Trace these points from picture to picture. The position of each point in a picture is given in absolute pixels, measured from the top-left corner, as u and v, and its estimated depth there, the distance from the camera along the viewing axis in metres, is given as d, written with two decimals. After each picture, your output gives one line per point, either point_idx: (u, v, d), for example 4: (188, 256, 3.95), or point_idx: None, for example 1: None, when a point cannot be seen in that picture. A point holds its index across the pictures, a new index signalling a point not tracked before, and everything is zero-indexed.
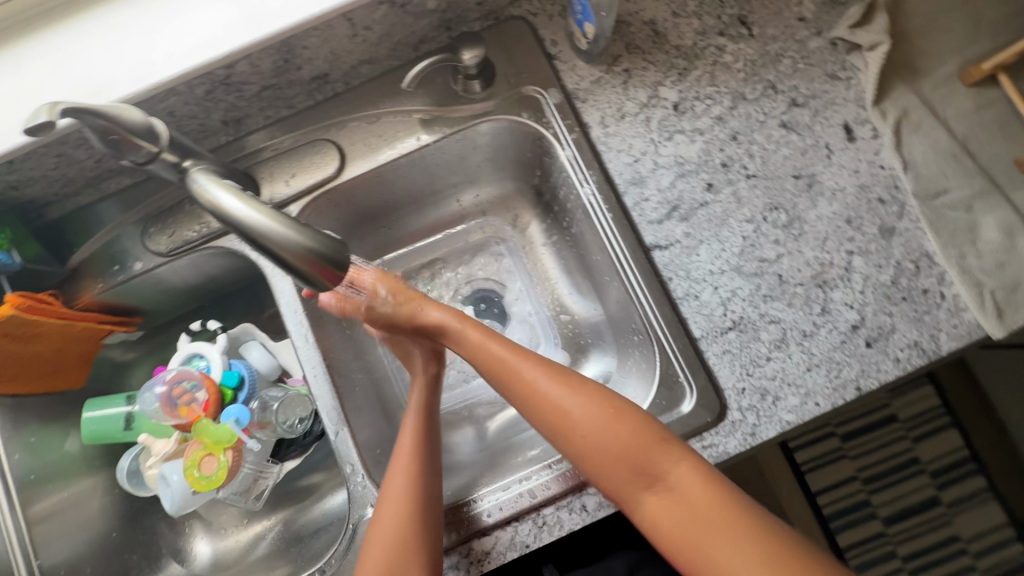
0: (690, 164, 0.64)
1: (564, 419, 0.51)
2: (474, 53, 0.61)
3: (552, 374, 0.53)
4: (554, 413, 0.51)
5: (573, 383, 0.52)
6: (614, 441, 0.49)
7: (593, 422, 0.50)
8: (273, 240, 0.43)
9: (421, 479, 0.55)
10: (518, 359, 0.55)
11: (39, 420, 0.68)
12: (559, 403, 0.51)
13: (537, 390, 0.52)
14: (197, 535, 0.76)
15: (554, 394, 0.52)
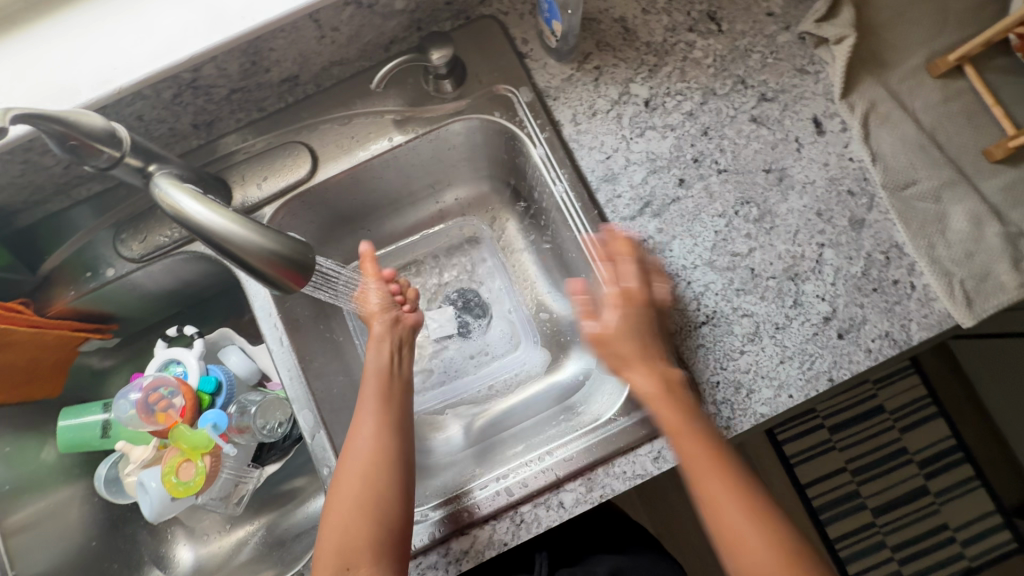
0: (662, 160, 0.64)
1: (741, 545, 0.46)
2: (442, 53, 0.61)
3: (738, 492, 0.48)
4: (732, 539, 0.47)
5: (761, 512, 0.47)
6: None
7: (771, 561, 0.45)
8: (234, 242, 0.43)
9: (392, 441, 0.55)
10: (711, 462, 0.49)
11: (14, 430, 0.68)
12: (734, 525, 0.47)
13: (720, 506, 0.48)
14: (179, 541, 0.75)
15: (737, 518, 0.47)
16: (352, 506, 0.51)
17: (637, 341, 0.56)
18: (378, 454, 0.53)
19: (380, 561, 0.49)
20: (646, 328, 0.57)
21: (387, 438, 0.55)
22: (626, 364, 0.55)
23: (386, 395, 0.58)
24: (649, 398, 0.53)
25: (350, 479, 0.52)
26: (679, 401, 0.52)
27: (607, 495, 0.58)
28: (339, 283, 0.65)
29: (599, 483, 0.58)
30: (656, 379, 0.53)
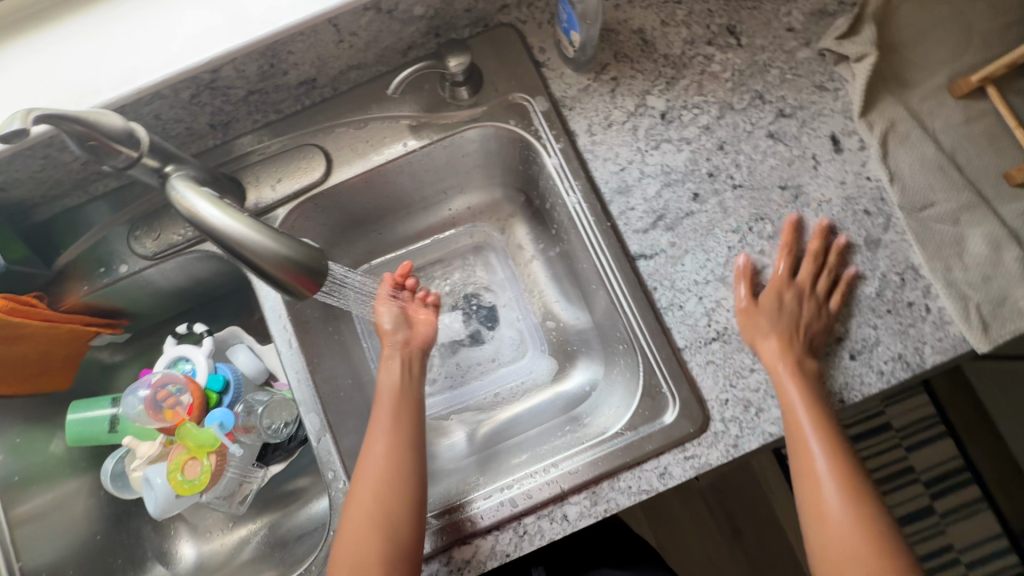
0: (677, 174, 0.64)
1: (820, 510, 0.52)
2: (459, 60, 0.61)
3: (834, 473, 0.53)
4: (818, 508, 0.53)
5: (856, 498, 0.52)
6: (861, 556, 0.50)
7: (851, 537, 0.50)
8: (250, 248, 0.43)
9: (404, 454, 0.56)
10: (817, 438, 0.53)
11: (24, 421, 0.68)
12: (823, 498, 0.53)
13: (818, 479, 0.53)
14: (182, 538, 0.76)
15: (828, 492, 0.52)
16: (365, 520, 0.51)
17: (788, 322, 0.58)
18: (389, 470, 0.54)
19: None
20: (797, 315, 0.58)
21: (399, 454, 0.55)
22: (764, 336, 0.58)
23: (398, 411, 0.59)
24: (778, 372, 0.56)
25: (363, 496, 0.53)
26: (809, 384, 0.56)
27: (611, 509, 0.58)
28: (348, 288, 0.69)
29: (604, 497, 0.58)
30: (783, 355, 0.56)
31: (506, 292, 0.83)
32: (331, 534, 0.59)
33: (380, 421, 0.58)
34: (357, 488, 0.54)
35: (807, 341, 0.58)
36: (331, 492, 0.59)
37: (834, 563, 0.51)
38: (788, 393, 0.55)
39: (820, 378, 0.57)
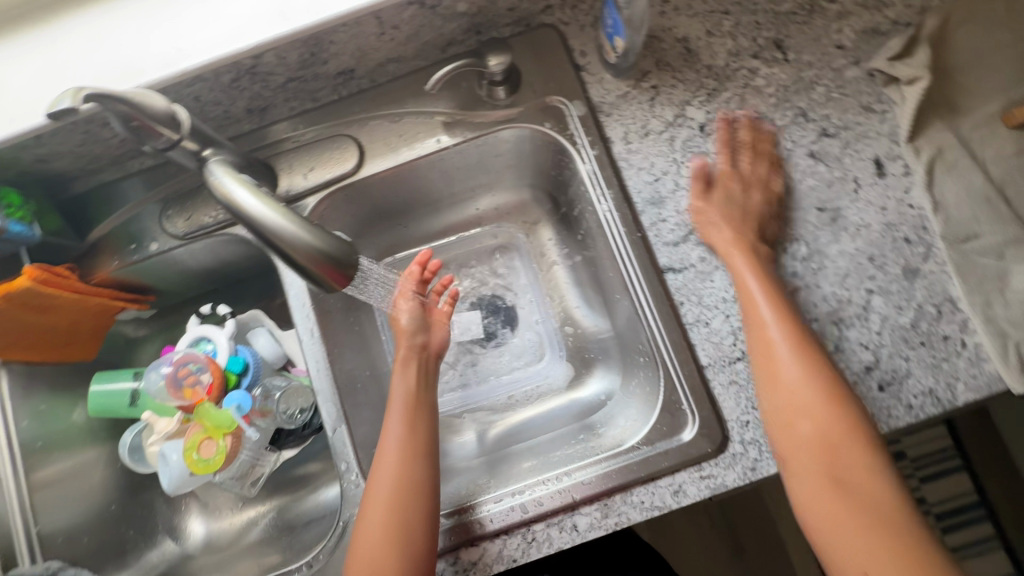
0: (712, 188, 0.63)
1: (775, 377, 0.52)
2: (500, 60, 0.61)
3: (790, 341, 0.53)
4: (775, 376, 0.52)
5: (812, 365, 0.52)
6: (820, 422, 0.49)
7: (811, 396, 0.50)
8: (284, 237, 0.43)
9: (414, 466, 0.55)
10: (771, 311, 0.54)
11: (50, 389, 0.70)
12: (779, 367, 0.52)
13: (771, 345, 0.53)
14: (193, 514, 0.77)
15: (785, 358, 0.52)
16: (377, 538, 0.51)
17: (738, 212, 0.60)
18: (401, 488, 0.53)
19: None
20: (749, 206, 0.60)
21: (408, 467, 0.54)
22: (716, 227, 0.60)
23: (410, 419, 0.58)
24: (734, 262, 0.58)
25: (375, 515, 0.52)
26: (762, 267, 0.57)
27: (622, 523, 0.57)
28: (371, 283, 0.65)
29: (616, 510, 0.57)
30: (737, 242, 0.58)
31: (527, 295, 0.83)
32: (340, 524, 0.60)
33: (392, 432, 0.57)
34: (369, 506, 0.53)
35: (757, 227, 0.60)
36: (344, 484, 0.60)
37: (789, 418, 0.51)
38: (744, 274, 0.57)
39: (771, 262, 0.59)
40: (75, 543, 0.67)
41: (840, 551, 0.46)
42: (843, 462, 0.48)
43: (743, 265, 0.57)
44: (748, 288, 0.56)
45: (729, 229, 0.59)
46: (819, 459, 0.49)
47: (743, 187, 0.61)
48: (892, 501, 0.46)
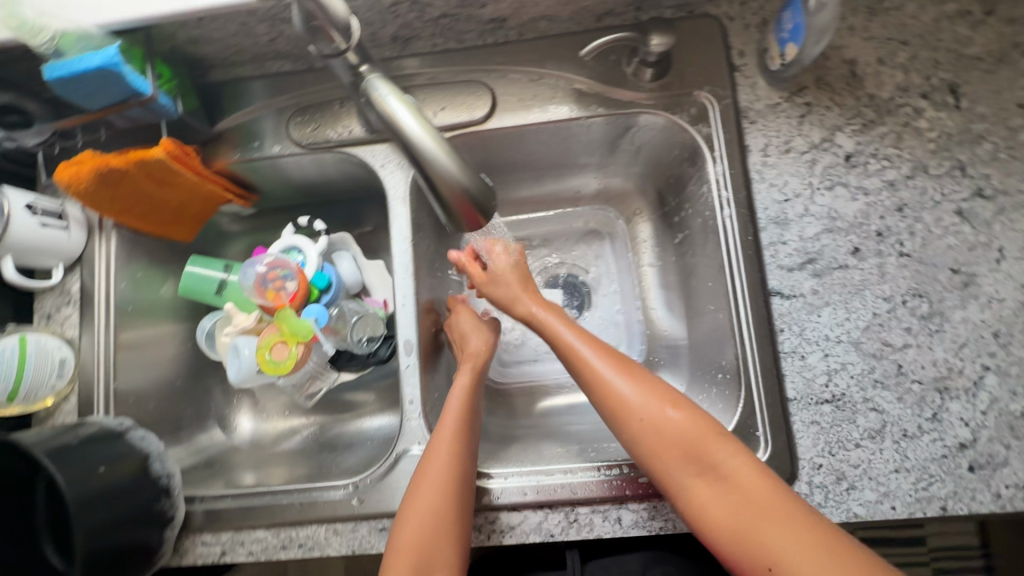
0: (843, 223, 0.60)
1: (614, 402, 0.51)
2: (663, 40, 0.58)
3: (610, 360, 0.53)
4: (611, 396, 0.52)
5: (638, 377, 0.52)
6: (668, 432, 0.49)
7: (648, 407, 0.50)
8: (443, 164, 0.43)
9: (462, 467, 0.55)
10: (579, 338, 0.56)
11: (147, 260, 0.73)
12: (611, 390, 0.52)
13: (594, 371, 0.53)
14: (245, 409, 0.81)
15: (613, 377, 0.52)
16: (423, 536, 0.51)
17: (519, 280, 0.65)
18: (451, 511, 0.52)
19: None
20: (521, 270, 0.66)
21: (461, 479, 0.54)
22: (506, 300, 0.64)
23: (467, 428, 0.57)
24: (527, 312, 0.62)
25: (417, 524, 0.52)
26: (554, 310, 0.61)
27: (667, 529, 0.57)
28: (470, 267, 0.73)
29: (663, 515, 0.57)
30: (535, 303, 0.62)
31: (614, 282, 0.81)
32: (394, 454, 0.62)
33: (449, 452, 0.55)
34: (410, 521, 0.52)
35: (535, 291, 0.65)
36: (407, 418, 0.62)
37: (649, 442, 0.49)
38: (544, 316, 0.60)
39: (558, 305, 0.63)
40: (142, 408, 0.70)
41: (742, 548, 0.44)
42: (704, 455, 0.48)
43: (541, 309, 0.61)
44: (550, 326, 0.59)
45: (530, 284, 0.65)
46: (678, 462, 0.48)
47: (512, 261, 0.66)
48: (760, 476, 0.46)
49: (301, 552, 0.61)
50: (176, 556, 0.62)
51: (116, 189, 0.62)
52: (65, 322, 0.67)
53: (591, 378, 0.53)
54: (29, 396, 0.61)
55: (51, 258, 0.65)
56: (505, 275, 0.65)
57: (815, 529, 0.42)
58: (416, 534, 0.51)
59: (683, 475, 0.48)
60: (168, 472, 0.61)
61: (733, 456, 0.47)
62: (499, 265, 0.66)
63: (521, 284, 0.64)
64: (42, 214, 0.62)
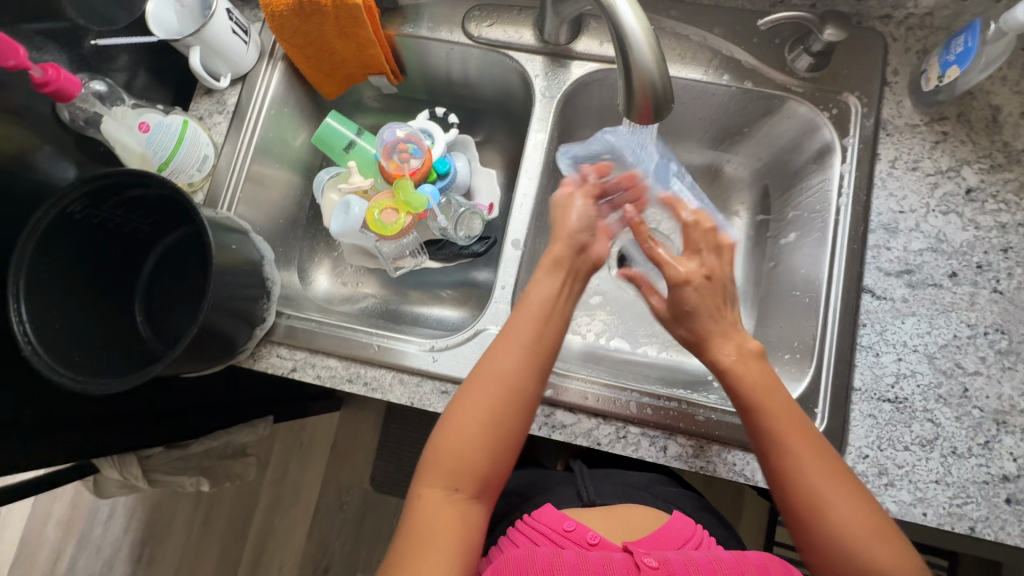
0: (948, 247, 0.63)
1: (807, 500, 0.48)
2: (836, 32, 0.62)
3: (817, 461, 0.49)
4: (803, 496, 0.48)
5: (842, 485, 0.48)
6: (861, 555, 0.45)
7: (850, 532, 0.46)
8: (640, 54, 0.46)
9: (508, 397, 0.52)
10: (789, 431, 0.50)
11: (295, 102, 0.79)
12: (807, 486, 0.48)
13: (792, 465, 0.49)
14: (325, 267, 0.86)
15: (812, 479, 0.48)
16: (465, 447, 0.51)
17: (707, 320, 0.55)
18: (485, 445, 0.51)
19: (485, 486, 0.52)
20: (716, 298, 0.56)
21: (504, 410, 0.52)
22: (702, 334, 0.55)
23: (534, 356, 0.53)
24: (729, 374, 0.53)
25: (462, 435, 0.51)
26: (768, 376, 0.53)
27: (706, 469, 0.60)
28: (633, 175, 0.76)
29: (707, 456, 0.60)
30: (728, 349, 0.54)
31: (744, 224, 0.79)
32: (477, 330, 0.66)
33: (492, 389, 0.52)
34: (442, 443, 0.51)
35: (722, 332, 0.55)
36: (495, 301, 0.67)
37: (830, 553, 0.47)
38: (744, 385, 0.52)
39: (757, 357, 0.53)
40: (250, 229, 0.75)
41: None
42: None
43: (741, 374, 0.53)
44: (762, 411, 0.51)
45: (737, 331, 0.55)
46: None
47: (695, 241, 0.58)
48: None
49: (364, 390, 0.65)
50: (251, 359, 0.67)
51: (304, 22, 0.68)
52: (214, 127, 0.72)
53: (799, 482, 0.48)
54: (171, 175, 0.67)
55: (224, 65, 0.70)
56: (700, 305, 0.55)
57: None
58: (456, 452, 0.51)
59: None
60: (271, 280, 0.67)
61: None
62: (687, 293, 0.56)
63: (713, 323, 0.55)
64: (235, 22, 0.68)
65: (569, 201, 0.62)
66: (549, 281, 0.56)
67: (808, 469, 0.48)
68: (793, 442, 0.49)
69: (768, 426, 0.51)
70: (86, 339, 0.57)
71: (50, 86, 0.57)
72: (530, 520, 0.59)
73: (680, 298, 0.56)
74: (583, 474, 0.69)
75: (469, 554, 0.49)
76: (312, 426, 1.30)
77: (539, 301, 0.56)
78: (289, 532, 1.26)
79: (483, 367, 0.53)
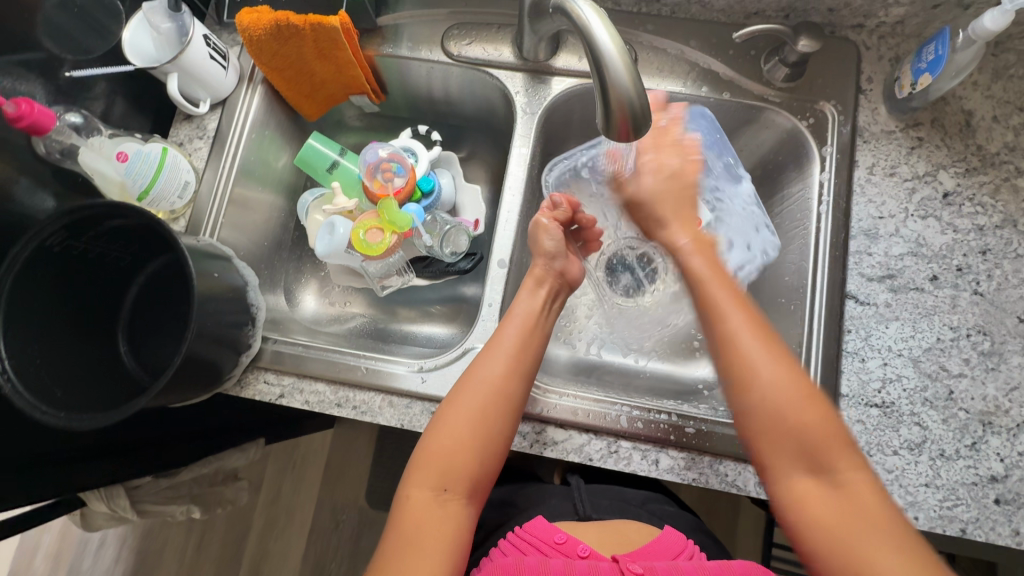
0: (928, 251, 0.64)
1: (743, 366, 0.50)
2: (810, 43, 0.63)
3: (754, 330, 0.51)
4: (741, 365, 0.50)
5: (775, 352, 0.50)
6: (793, 416, 0.48)
7: (784, 396, 0.49)
8: (612, 74, 0.46)
9: (494, 400, 0.55)
10: (732, 305, 0.52)
11: (276, 124, 0.78)
12: (747, 354, 0.50)
13: (733, 334, 0.51)
14: (311, 289, 0.85)
15: (749, 346, 0.50)
16: (454, 446, 0.54)
17: (671, 195, 0.61)
18: (474, 444, 0.54)
19: (472, 485, 0.54)
20: (679, 185, 0.61)
21: (492, 417, 0.55)
22: (663, 224, 0.61)
23: (518, 363, 0.57)
24: (683, 251, 0.58)
25: (451, 435, 0.54)
26: (711, 255, 0.57)
27: (698, 481, 0.60)
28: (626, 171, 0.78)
29: (698, 468, 0.60)
30: (685, 233, 0.59)
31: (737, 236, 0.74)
32: (468, 348, 0.65)
33: (480, 393, 0.55)
34: (431, 446, 0.54)
35: (680, 211, 0.60)
36: (483, 319, 0.67)
37: (767, 417, 0.49)
38: (694, 264, 0.57)
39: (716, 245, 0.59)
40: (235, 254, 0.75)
41: (832, 546, 0.45)
42: (823, 456, 0.47)
43: (693, 252, 0.57)
44: (709, 291, 0.54)
45: (696, 220, 0.61)
46: (791, 450, 0.48)
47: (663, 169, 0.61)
48: (873, 493, 0.46)
49: (353, 414, 0.64)
50: (237, 387, 0.66)
51: (282, 45, 0.68)
52: (195, 152, 0.72)
53: (737, 353, 0.51)
54: (151, 203, 0.66)
55: (202, 91, 0.70)
56: (664, 197, 0.61)
57: (906, 547, 0.43)
58: (444, 452, 0.54)
59: (792, 468, 0.48)
60: (256, 306, 0.66)
61: (854, 465, 0.47)
62: (648, 184, 0.62)
63: (675, 211, 0.60)
64: (212, 47, 0.68)
65: (541, 223, 0.67)
66: (528, 301, 0.62)
67: (745, 339, 0.51)
68: (732, 316, 0.52)
69: (708, 303, 0.54)
70: (69, 374, 0.56)
71: (24, 120, 0.57)
72: (522, 532, 0.59)
73: (646, 182, 0.62)
74: (579, 488, 0.69)
75: (458, 554, 0.51)
76: (304, 446, 1.29)
77: (521, 317, 0.61)
78: (283, 555, 1.24)
79: (471, 376, 0.57)
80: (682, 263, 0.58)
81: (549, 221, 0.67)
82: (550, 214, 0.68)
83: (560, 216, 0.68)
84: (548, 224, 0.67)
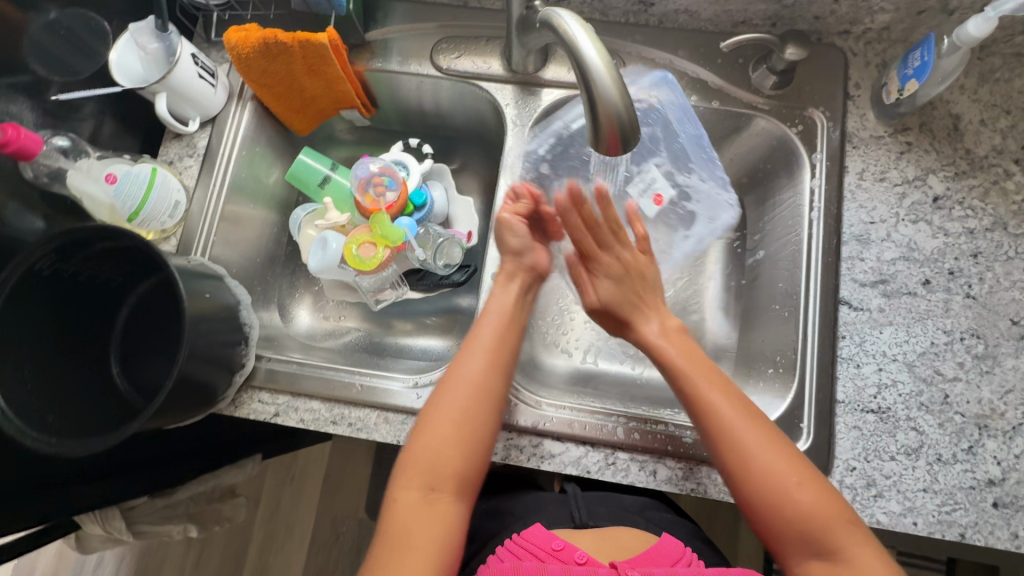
0: (920, 255, 0.64)
1: (730, 446, 0.52)
2: (797, 51, 0.64)
3: (736, 408, 0.54)
4: (730, 446, 0.52)
5: (761, 429, 0.53)
6: (789, 495, 0.50)
7: (777, 474, 0.50)
8: (600, 87, 0.46)
9: (476, 396, 0.56)
10: (712, 388, 0.55)
11: (267, 140, 0.78)
12: (732, 434, 0.53)
13: (716, 416, 0.54)
14: (305, 303, 0.85)
15: (734, 426, 0.53)
16: (439, 445, 0.53)
17: (630, 296, 0.64)
18: (460, 441, 0.54)
19: (460, 484, 0.53)
20: (638, 287, 0.65)
21: (475, 412, 0.55)
22: (626, 322, 0.64)
23: (497, 358, 0.58)
24: (654, 348, 0.61)
25: (436, 434, 0.54)
26: (686, 344, 0.60)
27: (697, 491, 0.60)
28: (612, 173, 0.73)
29: (697, 478, 0.60)
30: (652, 326, 0.63)
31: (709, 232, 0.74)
32: None
33: (460, 389, 0.56)
34: (416, 448, 0.54)
35: (644, 310, 0.64)
36: None
37: (767, 498, 0.50)
38: (667, 353, 0.59)
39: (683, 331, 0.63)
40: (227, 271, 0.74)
41: None
42: (827, 537, 0.48)
43: (663, 341, 0.61)
44: (687, 377, 0.57)
45: (659, 311, 0.64)
46: (793, 531, 0.49)
47: (605, 240, 0.66)
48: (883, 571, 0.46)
49: (349, 431, 0.64)
50: (231, 407, 0.66)
51: (271, 62, 0.68)
52: (185, 171, 0.72)
53: (723, 433, 0.53)
54: (142, 223, 0.66)
55: (192, 109, 0.70)
56: (626, 299, 0.64)
57: None
58: (429, 454, 0.53)
59: (798, 549, 0.49)
60: (249, 324, 0.66)
61: (861, 544, 0.47)
62: (602, 291, 0.65)
63: (641, 307, 0.64)
64: (201, 66, 0.68)
65: (503, 214, 0.66)
66: (502, 296, 0.63)
67: (729, 418, 0.53)
68: (714, 396, 0.55)
69: (689, 388, 0.56)
70: (60, 398, 0.55)
71: (10, 145, 0.56)
72: (519, 539, 0.59)
73: (600, 292, 0.66)
74: (576, 495, 0.68)
75: (449, 552, 0.51)
76: (302, 460, 1.28)
77: (496, 313, 0.61)
78: (283, 570, 1.23)
79: (451, 375, 0.57)
80: (652, 350, 0.61)
81: (512, 215, 0.66)
82: (513, 205, 0.67)
83: (524, 208, 0.67)
84: (510, 218, 0.66)
